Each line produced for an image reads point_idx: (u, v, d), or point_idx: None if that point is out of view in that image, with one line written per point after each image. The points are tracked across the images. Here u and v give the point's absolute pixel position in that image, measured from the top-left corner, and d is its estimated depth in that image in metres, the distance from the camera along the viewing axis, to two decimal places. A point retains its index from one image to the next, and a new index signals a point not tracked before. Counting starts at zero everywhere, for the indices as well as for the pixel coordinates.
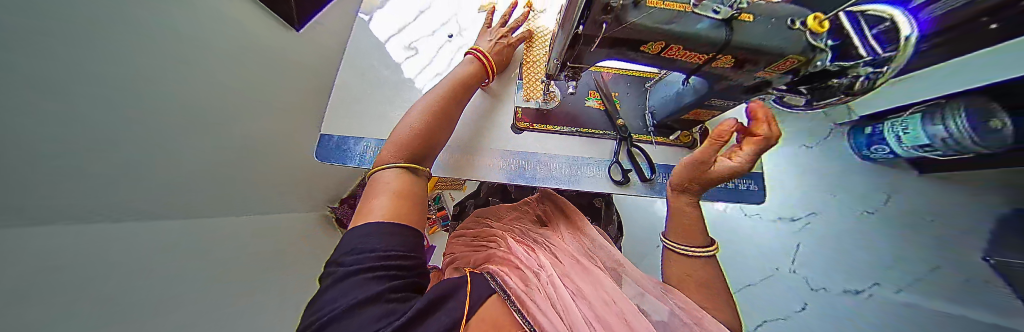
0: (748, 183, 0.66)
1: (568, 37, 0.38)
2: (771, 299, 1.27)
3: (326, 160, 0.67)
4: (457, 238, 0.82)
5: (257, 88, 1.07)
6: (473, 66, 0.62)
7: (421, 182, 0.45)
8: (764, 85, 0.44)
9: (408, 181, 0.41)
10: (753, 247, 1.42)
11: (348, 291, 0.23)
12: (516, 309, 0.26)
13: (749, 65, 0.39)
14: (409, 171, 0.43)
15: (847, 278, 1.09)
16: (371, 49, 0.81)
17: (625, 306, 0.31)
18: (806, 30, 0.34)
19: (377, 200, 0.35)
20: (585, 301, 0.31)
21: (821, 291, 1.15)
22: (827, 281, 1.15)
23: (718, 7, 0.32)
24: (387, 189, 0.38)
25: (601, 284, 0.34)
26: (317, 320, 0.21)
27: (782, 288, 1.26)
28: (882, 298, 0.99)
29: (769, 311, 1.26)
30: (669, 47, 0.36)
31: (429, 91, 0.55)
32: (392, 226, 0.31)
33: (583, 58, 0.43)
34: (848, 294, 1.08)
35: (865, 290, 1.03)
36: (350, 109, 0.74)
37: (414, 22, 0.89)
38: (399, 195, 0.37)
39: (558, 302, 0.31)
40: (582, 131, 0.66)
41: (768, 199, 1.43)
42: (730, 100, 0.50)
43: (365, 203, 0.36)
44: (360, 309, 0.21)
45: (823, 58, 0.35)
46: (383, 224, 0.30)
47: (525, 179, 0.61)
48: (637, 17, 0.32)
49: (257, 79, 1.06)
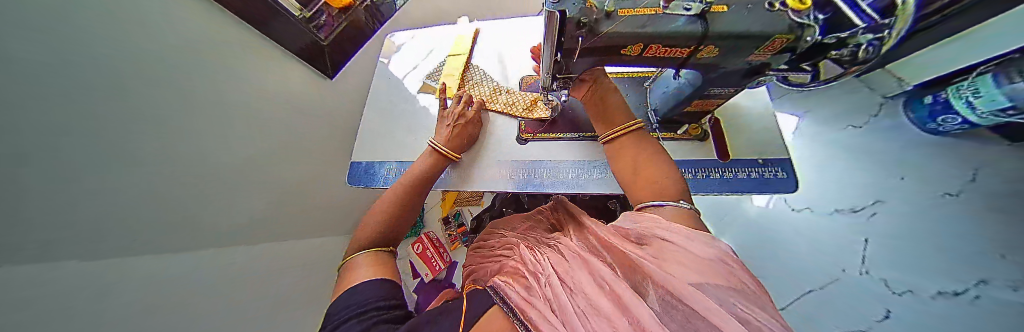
0: (775, 171, 0.60)
1: (553, 53, 0.42)
2: (840, 306, 1.04)
3: (356, 183, 0.77)
4: (474, 250, 0.85)
5: (312, 127, 1.21)
6: (429, 158, 0.62)
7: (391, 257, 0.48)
8: (763, 67, 0.44)
9: (381, 255, 0.46)
10: (806, 243, 1.20)
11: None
12: (515, 320, 0.27)
13: (735, 52, 0.40)
14: (380, 252, 0.47)
15: None
16: (391, 86, 0.93)
17: (620, 289, 0.26)
18: (788, 9, 0.34)
19: (357, 271, 0.41)
20: (580, 296, 0.28)
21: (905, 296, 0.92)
22: None
23: (690, 4, 0.34)
24: (362, 263, 0.43)
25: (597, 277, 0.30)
26: None
27: (851, 293, 1.04)
28: None
29: (844, 322, 1.03)
30: (648, 47, 0.39)
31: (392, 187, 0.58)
32: (381, 282, 0.38)
33: (571, 68, 0.46)
34: None
35: None
36: (374, 139, 0.84)
37: (427, 58, 1.00)
38: (376, 265, 0.43)
39: (555, 305, 0.28)
40: (584, 135, 0.68)
41: (816, 187, 1.26)
42: (729, 87, 0.49)
43: (345, 277, 0.41)
44: None
45: (813, 33, 0.35)
46: (375, 280, 0.38)
47: (533, 186, 0.64)
48: (610, 26, 0.35)
49: (306, 122, 1.19)
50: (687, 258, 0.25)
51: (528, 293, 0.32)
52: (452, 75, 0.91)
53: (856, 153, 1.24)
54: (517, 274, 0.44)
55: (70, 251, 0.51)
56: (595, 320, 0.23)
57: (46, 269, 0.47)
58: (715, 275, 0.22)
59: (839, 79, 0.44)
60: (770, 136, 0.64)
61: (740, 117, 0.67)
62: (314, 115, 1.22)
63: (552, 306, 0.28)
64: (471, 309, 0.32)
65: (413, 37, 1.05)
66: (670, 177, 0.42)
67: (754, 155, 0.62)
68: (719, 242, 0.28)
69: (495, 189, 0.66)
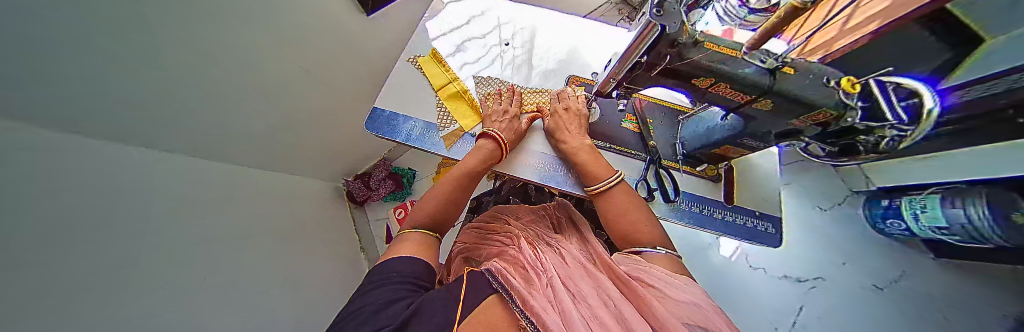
0: (766, 225, 0.67)
1: (628, 66, 0.44)
2: (765, 303, 1.40)
3: (375, 129, 0.76)
4: (472, 229, 0.86)
5: (325, 68, 1.13)
6: (487, 150, 0.67)
7: (434, 242, 0.58)
8: (796, 132, 0.48)
9: (424, 245, 0.55)
10: (805, 262, 1.47)
11: (378, 300, 0.38)
12: (519, 307, 0.36)
13: (784, 112, 0.43)
14: (427, 235, 0.57)
15: (796, 297, 1.40)
16: (425, 44, 0.91)
17: (619, 306, 0.40)
18: (840, 89, 0.39)
19: (405, 246, 0.53)
20: (585, 304, 0.41)
21: (802, 312, 1.37)
22: (808, 304, 1.38)
23: (765, 58, 0.39)
24: (413, 241, 0.55)
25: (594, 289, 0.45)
26: (365, 307, 0.38)
27: (765, 291, 1.43)
28: (812, 316, 1.34)
29: (764, 312, 1.38)
30: (717, 84, 0.42)
31: (447, 174, 0.67)
32: (412, 261, 0.49)
33: (637, 81, 0.49)
34: (795, 312, 1.37)
35: (797, 313, 1.37)
36: (401, 91, 0.83)
37: (469, 24, 0.95)
38: (421, 244, 0.55)
39: (559, 305, 0.40)
40: (615, 148, 0.72)
41: (802, 254, 1.49)
42: (762, 142, 0.53)
43: (394, 248, 0.53)
44: (384, 308, 0.37)
45: (855, 115, 0.39)
46: (410, 259, 0.49)
47: (556, 181, 0.70)
48: (697, 55, 0.39)
49: (325, 60, 1.12)
50: (668, 302, 0.40)
51: (527, 291, 0.40)
52: (472, 116, 0.80)
53: (844, 236, 1.50)
54: (518, 267, 0.52)
55: (60, 156, 0.45)
56: (596, 325, 0.36)
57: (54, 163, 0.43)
58: (696, 317, 0.37)
59: (851, 158, 0.54)
60: (772, 195, 0.71)
61: (751, 172, 0.73)
62: (331, 55, 1.13)
63: (557, 304, 0.40)
64: (471, 291, 0.39)
65: (459, 2, 0.99)
66: (596, 159, 0.67)
67: (752, 207, 0.69)
68: (694, 290, 0.43)
69: (520, 174, 0.70)
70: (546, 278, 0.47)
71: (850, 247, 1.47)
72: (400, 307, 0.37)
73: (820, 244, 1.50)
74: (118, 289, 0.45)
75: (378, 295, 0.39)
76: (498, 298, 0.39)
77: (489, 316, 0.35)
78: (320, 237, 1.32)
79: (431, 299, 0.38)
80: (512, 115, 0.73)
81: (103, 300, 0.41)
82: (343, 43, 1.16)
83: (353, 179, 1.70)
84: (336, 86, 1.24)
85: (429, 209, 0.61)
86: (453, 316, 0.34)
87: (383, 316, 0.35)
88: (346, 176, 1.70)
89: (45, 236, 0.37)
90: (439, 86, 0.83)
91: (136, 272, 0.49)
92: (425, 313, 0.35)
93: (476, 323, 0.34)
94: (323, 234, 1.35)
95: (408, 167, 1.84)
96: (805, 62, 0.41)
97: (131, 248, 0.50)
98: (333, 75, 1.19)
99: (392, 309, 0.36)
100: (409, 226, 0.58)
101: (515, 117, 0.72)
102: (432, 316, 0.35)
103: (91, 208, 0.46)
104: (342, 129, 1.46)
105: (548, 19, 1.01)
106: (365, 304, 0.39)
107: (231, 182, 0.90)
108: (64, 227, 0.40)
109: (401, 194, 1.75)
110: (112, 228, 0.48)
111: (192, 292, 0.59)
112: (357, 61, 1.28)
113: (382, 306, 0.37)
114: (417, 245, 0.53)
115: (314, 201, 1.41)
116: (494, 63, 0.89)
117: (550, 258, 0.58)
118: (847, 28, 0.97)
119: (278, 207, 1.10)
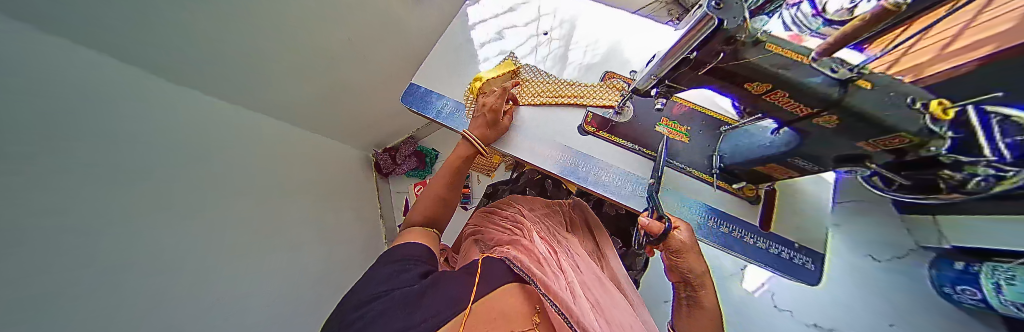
0: (805, 259, 0.61)
1: (676, 61, 0.42)
2: None
3: (410, 104, 0.80)
4: (485, 213, 0.87)
5: (351, 41, 1.14)
6: (468, 153, 0.68)
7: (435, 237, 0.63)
8: (863, 159, 0.43)
9: (430, 237, 0.61)
10: None
11: (396, 273, 0.46)
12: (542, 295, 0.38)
13: (849, 133, 0.38)
14: (430, 233, 0.62)
15: None
16: (464, 28, 0.94)
17: None
18: (926, 112, 0.31)
19: (411, 236, 0.58)
20: (603, 319, 0.45)
21: None
22: None
23: (838, 66, 0.34)
24: (418, 233, 0.60)
25: (612, 312, 0.49)
26: (386, 274, 0.46)
27: None
28: None
29: None
30: (774, 91, 0.39)
31: (435, 175, 0.67)
32: (422, 246, 0.55)
33: (681, 80, 0.48)
34: None
35: None
36: (437, 71, 0.87)
37: (510, 13, 0.95)
38: (427, 236, 0.60)
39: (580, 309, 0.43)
40: (644, 152, 0.71)
41: None
42: (817, 165, 0.49)
43: (404, 237, 0.58)
44: (401, 277, 0.45)
45: (941, 145, 0.33)
46: (421, 244, 0.56)
47: (576, 176, 0.68)
48: (755, 55, 0.36)
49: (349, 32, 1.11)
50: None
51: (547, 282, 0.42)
52: None
53: None
54: (532, 257, 0.53)
55: (53, 96, 0.45)
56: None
57: (43, 102, 0.43)
58: None
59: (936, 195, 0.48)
60: (818, 230, 0.64)
61: (795, 198, 0.67)
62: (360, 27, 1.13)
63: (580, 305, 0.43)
64: (485, 278, 0.43)
65: None
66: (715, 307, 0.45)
67: (792, 237, 0.63)
68: None
69: (541, 165, 0.70)
70: (565, 278, 0.50)
71: (897, 305, 0.89)
72: (412, 279, 0.44)
73: (861, 293, 0.95)
74: (95, 227, 0.46)
75: (395, 267, 0.47)
76: (519, 285, 0.43)
77: (500, 305, 0.39)
78: (343, 201, 1.41)
79: (448, 277, 0.43)
80: (490, 108, 0.69)
81: (67, 242, 0.41)
82: (379, 18, 1.18)
83: (381, 151, 1.80)
84: (370, 60, 1.28)
85: (424, 209, 0.64)
86: (467, 297, 0.39)
87: (397, 284, 0.43)
88: (376, 149, 1.82)
89: (70, 209, 0.43)
90: (470, 70, 0.86)
91: (115, 220, 0.50)
92: (442, 289, 0.40)
93: (489, 309, 0.38)
94: (348, 200, 1.46)
95: (433, 148, 1.93)
96: (889, 77, 0.35)
97: (114, 194, 0.51)
98: (367, 49, 1.24)
99: (408, 279, 0.44)
100: (409, 225, 0.63)
101: (491, 108, 0.69)
102: (444, 295, 0.39)
103: (87, 156, 0.48)
104: (374, 103, 1.52)
105: (592, 13, 0.98)
106: (383, 273, 0.46)
107: (252, 139, 0.97)
108: (40, 164, 0.40)
109: (422, 172, 1.84)
110: (100, 172, 0.49)
111: (174, 246, 0.60)
112: (395, 38, 1.31)
113: (396, 276, 0.45)
114: (421, 237, 0.58)
115: (344, 166, 1.53)
116: (527, 52, 0.89)
117: (568, 258, 0.61)
118: (948, 52, 0.74)
119: (300, 168, 1.18)
